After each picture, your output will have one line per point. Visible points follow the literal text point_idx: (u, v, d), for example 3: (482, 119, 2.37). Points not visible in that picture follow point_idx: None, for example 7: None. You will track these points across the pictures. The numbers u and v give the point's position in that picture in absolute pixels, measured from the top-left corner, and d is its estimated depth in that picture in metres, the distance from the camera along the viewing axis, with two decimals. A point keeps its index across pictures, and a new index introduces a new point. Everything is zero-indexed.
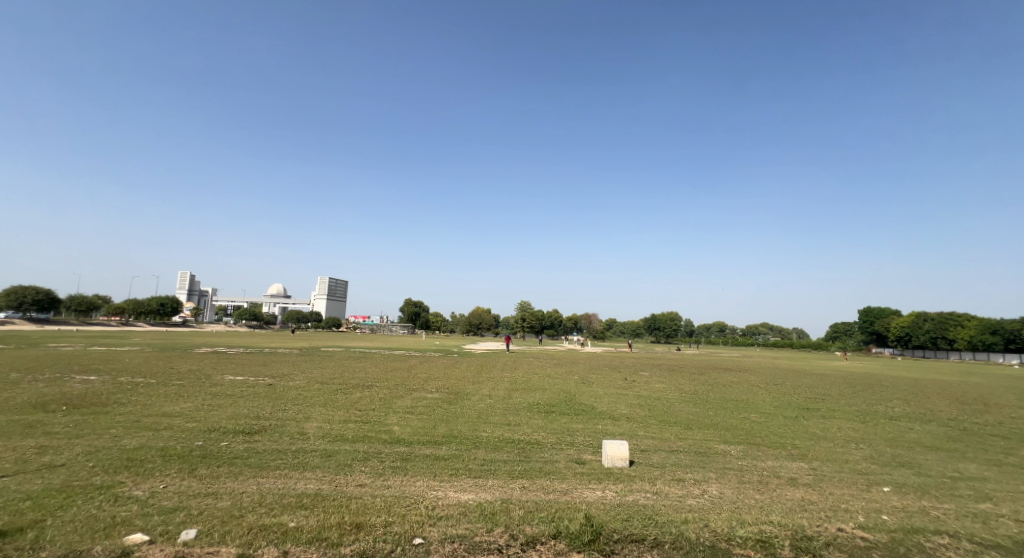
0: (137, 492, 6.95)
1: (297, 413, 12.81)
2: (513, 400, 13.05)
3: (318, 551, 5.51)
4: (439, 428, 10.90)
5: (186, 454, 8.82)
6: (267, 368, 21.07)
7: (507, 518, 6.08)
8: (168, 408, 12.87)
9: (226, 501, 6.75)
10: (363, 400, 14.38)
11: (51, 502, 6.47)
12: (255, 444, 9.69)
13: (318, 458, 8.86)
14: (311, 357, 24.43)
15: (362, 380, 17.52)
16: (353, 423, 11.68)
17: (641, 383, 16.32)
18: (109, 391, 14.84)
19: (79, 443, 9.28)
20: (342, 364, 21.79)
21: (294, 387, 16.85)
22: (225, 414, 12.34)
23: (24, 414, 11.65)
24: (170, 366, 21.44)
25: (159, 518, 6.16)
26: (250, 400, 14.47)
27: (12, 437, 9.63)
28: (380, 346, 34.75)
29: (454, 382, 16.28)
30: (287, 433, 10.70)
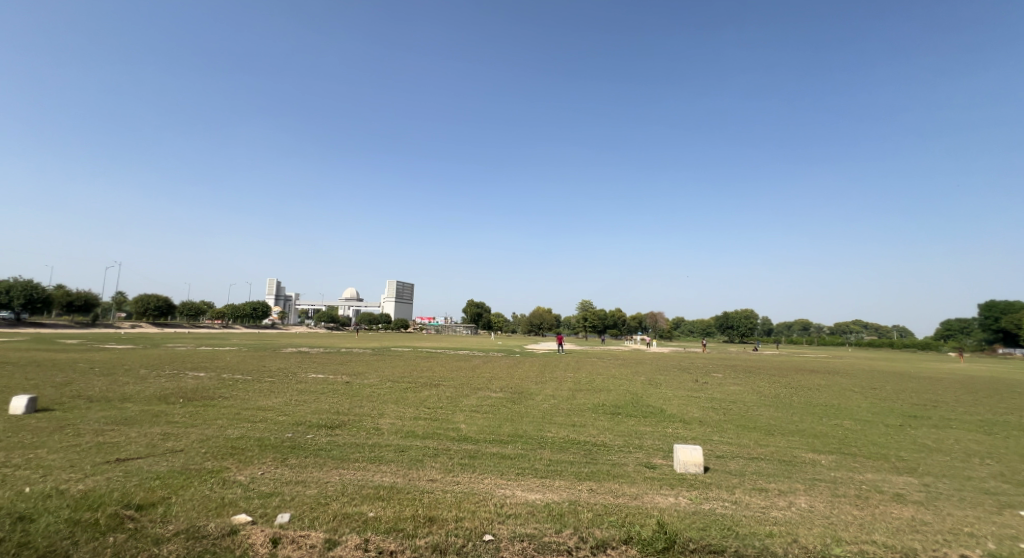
0: (240, 477, 7.44)
1: (372, 409, 13.31)
2: (577, 400, 12.88)
3: (396, 542, 5.63)
4: (505, 427, 10.94)
5: (278, 444, 9.37)
6: (345, 367, 22.14)
7: (576, 519, 5.95)
8: (263, 402, 13.79)
9: (313, 489, 7.08)
10: (431, 398, 14.74)
11: (172, 483, 7.04)
12: (337, 437, 10.15)
13: (392, 453, 9.12)
14: (382, 357, 25.31)
15: (430, 379, 17.96)
16: (424, 420, 11.94)
17: (714, 384, 15.65)
18: (215, 386, 16.16)
19: (193, 431, 10.09)
20: (412, 363, 22.42)
21: (368, 384, 17.58)
22: (307, 409, 13.00)
23: (149, 404, 12.89)
24: (260, 364, 22.98)
25: (259, 501, 6.56)
26: (329, 396, 15.18)
27: (138, 424, 10.62)
28: (447, 346, 35.48)
29: (518, 382, 16.32)
30: (364, 428, 11.11)
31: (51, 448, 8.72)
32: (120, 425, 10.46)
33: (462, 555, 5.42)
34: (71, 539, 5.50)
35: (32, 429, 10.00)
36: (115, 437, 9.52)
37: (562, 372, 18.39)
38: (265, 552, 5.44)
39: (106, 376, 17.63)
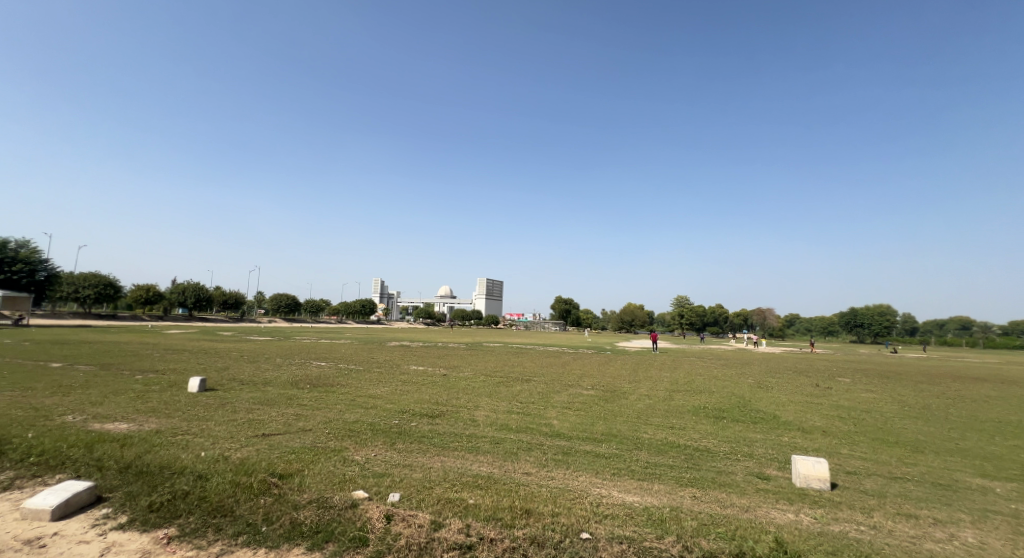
0: (358, 457, 7.95)
1: (468, 401, 13.66)
2: (675, 401, 12.27)
3: (495, 530, 5.68)
4: (598, 426, 10.69)
5: (388, 429, 9.88)
6: (442, 361, 23.03)
7: (678, 527, 5.60)
8: (373, 390, 14.80)
9: (419, 473, 7.35)
10: (523, 393, 14.82)
11: (305, 458, 7.72)
12: (437, 426, 10.49)
13: (488, 444, 9.22)
14: (475, 351, 25.97)
15: (522, 374, 18.07)
16: (517, 414, 12.01)
17: (841, 390, 14.13)
18: (333, 375, 17.60)
19: (320, 413, 11.01)
20: (505, 358, 22.71)
21: (462, 377, 18.13)
22: (410, 398, 13.64)
23: (283, 387, 14.42)
24: (370, 356, 24.64)
25: (372, 479, 6.94)
26: (428, 387, 15.82)
27: (278, 405, 11.88)
28: (539, 342, 35.66)
29: (609, 380, 15.85)
30: (461, 418, 11.39)
31: (217, 421, 10.03)
32: (266, 405, 11.76)
33: (560, 550, 5.33)
34: (234, 498, 6.26)
35: (201, 404, 11.59)
36: (262, 415, 10.71)
37: (659, 371, 17.64)
38: (380, 527, 5.71)
39: (250, 362, 19.99)
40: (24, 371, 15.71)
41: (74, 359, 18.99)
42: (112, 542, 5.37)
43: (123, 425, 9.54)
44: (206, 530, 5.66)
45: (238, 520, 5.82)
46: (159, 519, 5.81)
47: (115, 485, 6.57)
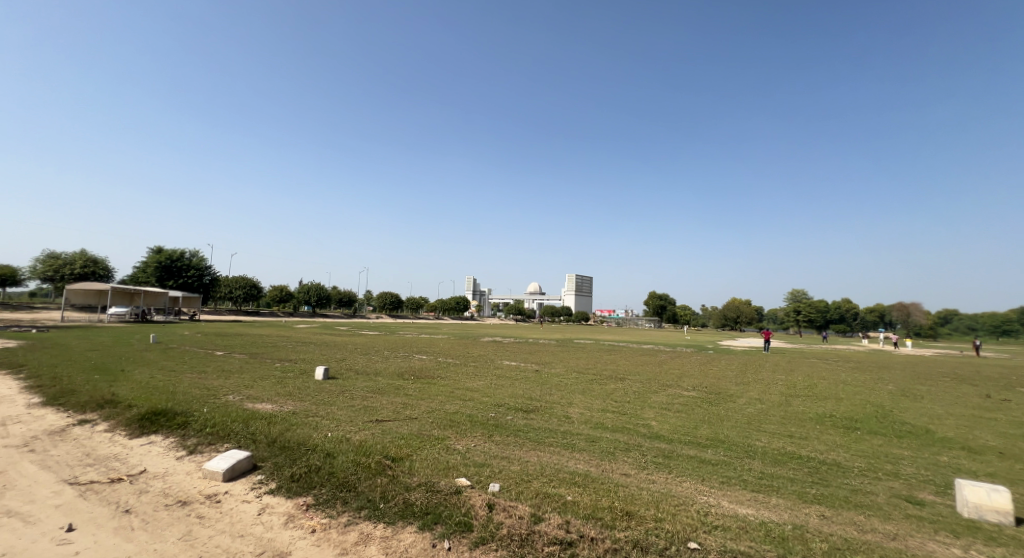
0: (458, 447, 8.89)
1: (561, 397, 14.12)
2: (793, 407, 11.19)
3: (595, 530, 5.90)
4: (702, 430, 9.99)
5: (484, 421, 10.84)
6: (534, 356, 23.23)
7: (805, 547, 5.20)
8: (470, 383, 15.75)
9: (517, 465, 7.98)
10: (618, 391, 14.59)
11: (411, 443, 8.85)
12: (531, 420, 11.26)
13: (583, 441, 9.68)
14: (566, 347, 25.79)
15: (615, 371, 17.69)
16: (611, 413, 12.18)
17: (1020, 404, 11.96)
18: (435, 368, 18.54)
19: (424, 403, 12.34)
20: (599, 354, 22.69)
21: (555, 374, 18.36)
22: (505, 393, 14.37)
23: (391, 378, 15.76)
24: (467, 350, 25.81)
25: (473, 469, 7.69)
26: (522, 383, 16.41)
27: (387, 393, 13.26)
28: (633, 340, 34.37)
29: (713, 381, 14.86)
30: (555, 414, 11.99)
31: (339, 406, 11.58)
32: (377, 393, 13.17)
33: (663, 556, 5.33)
34: (357, 476, 7.28)
35: (326, 390, 13.18)
36: (374, 402, 12.15)
37: (768, 372, 16.60)
38: (483, 515, 6.26)
39: (364, 353, 21.95)
40: (191, 355, 18.65)
41: (228, 347, 22.10)
42: (266, 504, 6.62)
43: (268, 405, 11.29)
44: (336, 501, 6.69)
45: (361, 496, 6.77)
46: (299, 488, 7.01)
47: (266, 455, 8.06)
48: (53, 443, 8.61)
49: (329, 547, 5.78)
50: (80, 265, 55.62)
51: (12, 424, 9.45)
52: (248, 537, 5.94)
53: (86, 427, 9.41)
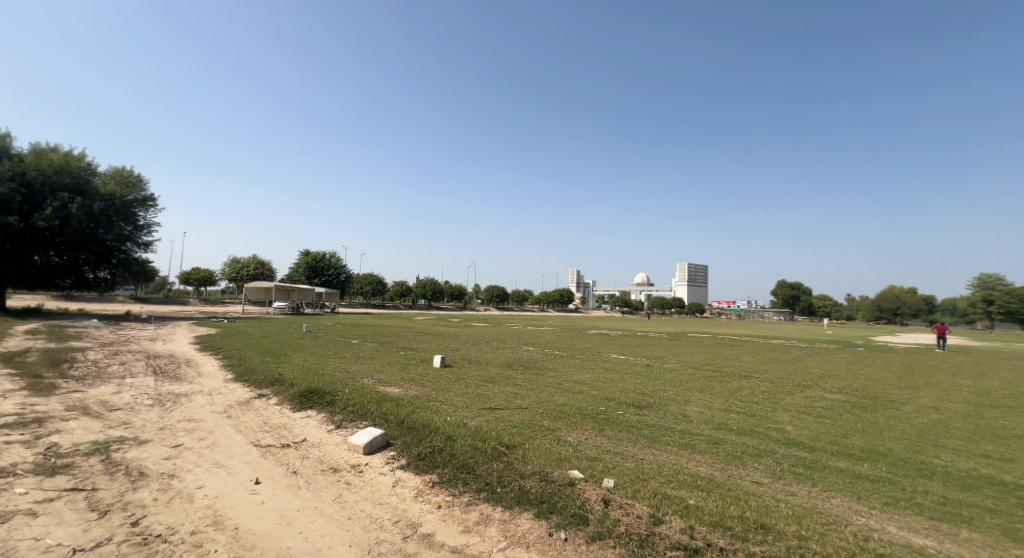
0: (570, 438, 8.70)
1: (676, 394, 13.20)
2: (979, 420, 9.31)
3: (725, 540, 5.53)
4: (854, 439, 8.70)
5: (595, 415, 10.41)
6: (644, 350, 22.22)
7: None
8: (578, 376, 15.35)
9: (631, 462, 7.72)
10: (742, 390, 13.31)
11: (524, 432, 8.78)
12: (646, 417, 10.58)
13: (705, 443, 8.87)
14: (679, 341, 24.39)
15: (739, 368, 16.26)
16: (736, 414, 11.04)
17: None
18: (542, 360, 18.41)
19: (533, 393, 12.18)
20: (719, 348, 20.96)
21: (669, 369, 17.39)
22: (615, 387, 13.79)
23: (502, 368, 15.90)
24: (572, 343, 25.30)
25: (586, 462, 7.54)
26: (632, 378, 15.63)
27: (498, 382, 13.31)
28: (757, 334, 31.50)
29: (863, 383, 12.97)
30: (671, 412, 11.16)
31: (455, 392, 11.84)
32: (489, 382, 13.28)
33: None
34: (475, 459, 7.33)
35: (442, 378, 13.54)
36: (487, 390, 12.24)
37: (941, 376, 13.98)
38: (599, 510, 6.04)
39: (475, 344, 22.48)
40: (331, 343, 20.33)
41: (360, 335, 24.01)
42: (398, 478, 6.91)
43: (395, 388, 11.86)
44: (457, 481, 6.77)
45: (479, 478, 6.81)
46: (424, 465, 7.21)
47: (396, 434, 8.35)
48: (242, 412, 9.79)
49: (452, 524, 5.89)
50: (251, 267, 64.71)
51: (212, 395, 10.94)
52: (384, 507, 6.24)
53: (263, 401, 10.51)
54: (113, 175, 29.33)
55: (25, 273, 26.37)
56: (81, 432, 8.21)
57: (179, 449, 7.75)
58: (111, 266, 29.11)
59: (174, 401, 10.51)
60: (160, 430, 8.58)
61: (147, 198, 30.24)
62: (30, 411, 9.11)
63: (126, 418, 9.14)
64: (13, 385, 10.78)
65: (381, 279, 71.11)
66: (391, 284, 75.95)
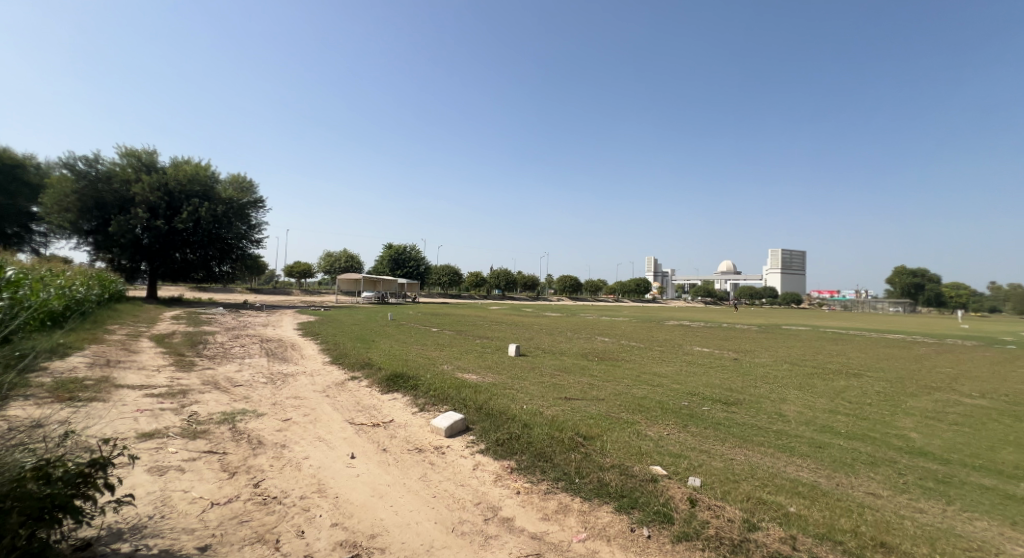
0: (650, 433, 8.10)
1: (770, 391, 12.08)
2: None
3: (831, 552, 4.91)
4: (1002, 453, 7.44)
5: (677, 410, 9.66)
6: (731, 343, 20.81)
7: None
8: (658, 369, 14.55)
9: (719, 462, 7.03)
10: (850, 390, 11.96)
11: (601, 424, 8.28)
12: (735, 415, 9.68)
13: (806, 446, 7.91)
14: (772, 333, 22.62)
15: (845, 365, 14.68)
16: (843, 416, 9.83)
17: None
18: (620, 351, 17.71)
19: (610, 385, 11.60)
20: (819, 343, 19.06)
21: (761, 364, 16.08)
22: (699, 382, 12.86)
23: (577, 358, 15.44)
24: (651, 334, 24.18)
25: (669, 459, 6.96)
26: (719, 372, 14.57)
27: (574, 373, 12.87)
28: (860, 327, 28.60)
29: (1006, 388, 11.15)
30: (764, 411, 10.17)
31: (530, 381, 11.55)
32: (564, 372, 12.88)
33: None
34: (552, 448, 6.94)
35: (518, 366, 13.33)
36: (563, 380, 11.82)
37: None
38: (685, 510, 5.52)
39: (550, 334, 22.13)
40: (414, 331, 20.78)
41: (439, 324, 24.50)
42: (478, 462, 6.69)
43: (473, 375, 11.77)
44: (535, 469, 6.43)
45: (556, 468, 6.43)
46: (503, 451, 6.93)
47: (474, 419, 8.13)
48: (338, 392, 10.08)
49: (531, 511, 5.56)
50: (342, 260, 68.71)
51: (313, 376, 11.44)
52: (465, 489, 6.02)
53: (356, 382, 10.79)
54: (230, 181, 31.86)
55: (166, 268, 29.02)
56: (214, 403, 8.83)
57: (288, 422, 8.06)
58: (232, 260, 31.58)
59: (283, 379, 11.07)
60: (273, 405, 9.03)
61: (258, 200, 32.76)
62: (176, 383, 10.00)
63: (247, 393, 9.73)
64: (161, 361, 11.94)
65: (457, 270, 72.42)
66: (468, 275, 77.13)
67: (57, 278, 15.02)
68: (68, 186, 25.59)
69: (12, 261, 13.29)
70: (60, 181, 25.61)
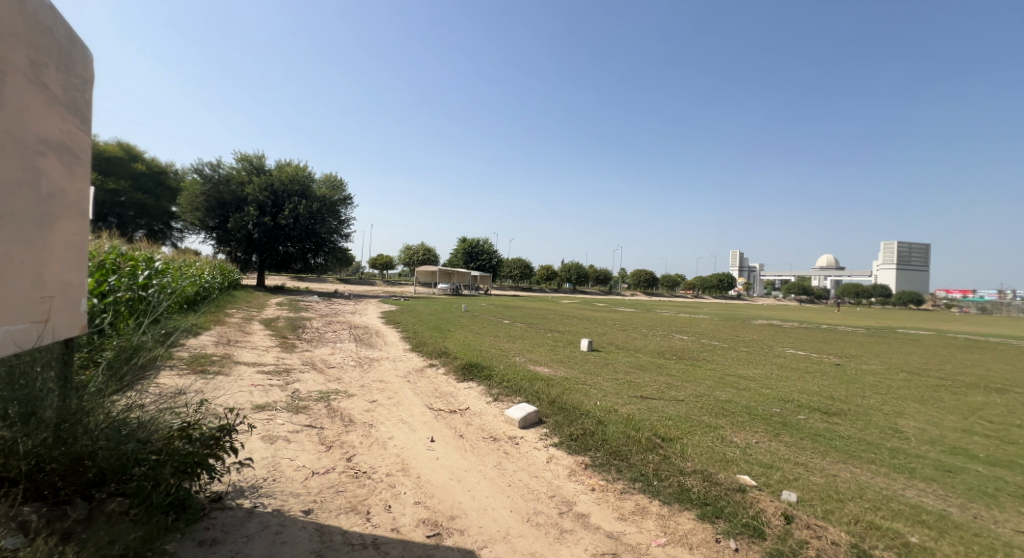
0: (736, 440, 7.15)
1: (881, 403, 10.56)
2: None
3: None
4: None
5: (768, 417, 8.56)
6: (832, 346, 18.76)
7: None
8: (744, 371, 13.27)
9: (820, 477, 6.02)
10: (988, 408, 10.17)
11: (681, 426, 7.44)
12: (838, 426, 8.44)
13: (930, 469, 6.65)
14: (881, 337, 20.15)
15: (979, 379, 12.60)
16: (981, 438, 8.28)
17: None
18: (701, 350, 16.46)
19: (690, 386, 10.62)
20: (943, 352, 16.58)
21: (870, 371, 14.25)
22: (793, 387, 11.52)
23: (653, 356, 14.48)
24: (736, 334, 22.42)
25: (759, 469, 6.04)
26: (818, 378, 13.04)
27: (649, 371, 11.98)
28: (991, 333, 24.81)
29: None
30: (874, 424, 8.81)
31: (603, 377, 10.85)
32: (639, 370, 12.02)
33: None
34: (628, 448, 6.24)
35: (592, 362, 12.65)
36: (639, 378, 11.00)
37: None
38: (779, 526, 4.71)
39: (624, 330, 21.13)
40: (487, 322, 20.63)
41: (512, 316, 24.24)
42: (552, 455, 6.15)
43: (546, 369, 11.25)
44: (610, 467, 5.79)
45: (633, 468, 5.75)
46: (576, 447, 6.34)
47: (548, 412, 7.59)
48: (418, 378, 9.94)
49: (606, 509, 4.96)
50: (422, 254, 70.90)
51: (396, 361, 11.47)
52: (539, 480, 5.52)
53: (434, 370, 10.65)
54: (322, 179, 33.31)
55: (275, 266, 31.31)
56: (313, 382, 9.00)
57: (374, 404, 7.97)
58: (328, 253, 32.83)
59: (369, 363, 11.19)
60: (361, 386, 9.04)
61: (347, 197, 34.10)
62: (281, 362, 10.39)
63: (339, 374, 9.88)
64: (269, 342, 12.56)
65: (529, 263, 72.09)
66: (539, 268, 76.51)
67: (190, 269, 16.56)
68: (198, 189, 28.69)
69: (158, 252, 14.85)
70: (192, 185, 28.83)
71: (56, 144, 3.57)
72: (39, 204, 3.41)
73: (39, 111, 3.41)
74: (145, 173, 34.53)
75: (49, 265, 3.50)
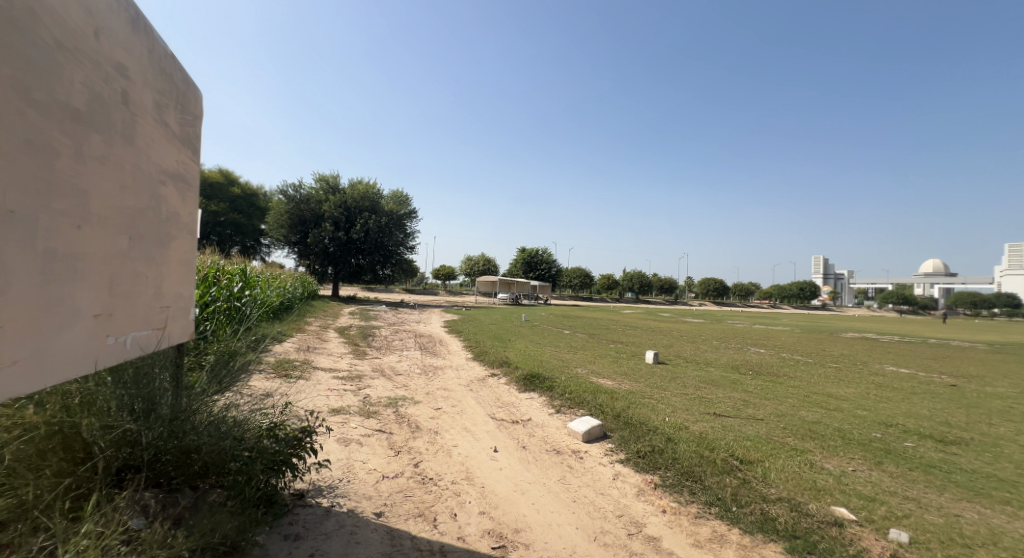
0: (829, 466, 5.86)
1: (1015, 433, 8.69)
2: None
3: None
4: None
5: (868, 443, 7.09)
6: (941, 365, 16.28)
7: None
8: (835, 390, 11.55)
9: (938, 516, 4.66)
10: None
11: (762, 448, 6.20)
12: (958, 458, 6.87)
13: None
14: (1005, 356, 17.25)
15: None
16: None
17: None
18: (780, 366, 14.71)
19: (770, 404, 9.23)
20: None
21: (995, 395, 12.04)
22: (897, 411, 9.79)
23: (726, 370, 13.01)
24: (823, 348, 20.15)
25: (859, 502, 4.80)
26: (928, 401, 11.12)
27: (722, 387, 10.63)
28: None
29: None
30: (1010, 458, 7.12)
31: (672, 391, 9.71)
32: (710, 385, 10.70)
33: None
34: (701, 468, 5.17)
35: (658, 375, 11.48)
36: (710, 394, 9.75)
37: None
38: None
39: (693, 342, 19.52)
40: (547, 332, 19.72)
41: (574, 326, 23.19)
42: (619, 472, 5.21)
43: (609, 381, 10.23)
44: (682, 489, 4.76)
45: (708, 491, 4.70)
46: (645, 464, 5.35)
47: (612, 426, 6.62)
48: (480, 387, 9.27)
49: (680, 533, 4.02)
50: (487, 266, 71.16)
51: (459, 370, 10.88)
52: (605, 498, 4.61)
53: (495, 379, 9.94)
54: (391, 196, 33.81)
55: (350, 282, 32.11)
56: (383, 388, 8.55)
57: (440, 411, 7.36)
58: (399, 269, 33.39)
59: (434, 371, 10.68)
60: (427, 393, 8.48)
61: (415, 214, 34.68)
62: (354, 368, 10.09)
63: (407, 381, 9.40)
64: (343, 348, 12.41)
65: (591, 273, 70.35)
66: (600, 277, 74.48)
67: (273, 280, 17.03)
68: (283, 208, 30.10)
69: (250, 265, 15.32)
70: (278, 205, 30.30)
71: (174, 175, 3.37)
72: (161, 226, 3.21)
73: (164, 147, 3.16)
74: (240, 196, 36.74)
75: (166, 277, 3.31)
